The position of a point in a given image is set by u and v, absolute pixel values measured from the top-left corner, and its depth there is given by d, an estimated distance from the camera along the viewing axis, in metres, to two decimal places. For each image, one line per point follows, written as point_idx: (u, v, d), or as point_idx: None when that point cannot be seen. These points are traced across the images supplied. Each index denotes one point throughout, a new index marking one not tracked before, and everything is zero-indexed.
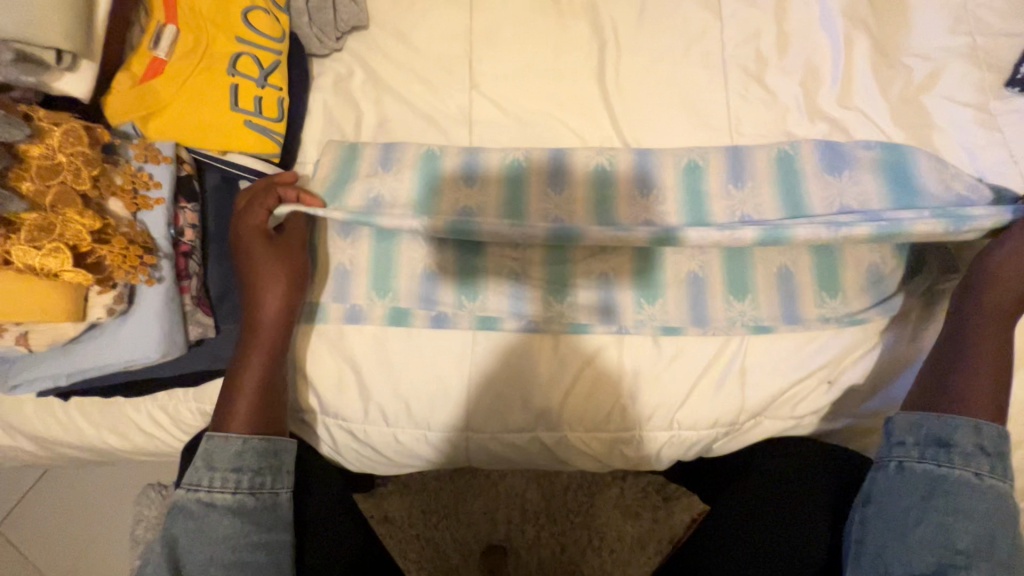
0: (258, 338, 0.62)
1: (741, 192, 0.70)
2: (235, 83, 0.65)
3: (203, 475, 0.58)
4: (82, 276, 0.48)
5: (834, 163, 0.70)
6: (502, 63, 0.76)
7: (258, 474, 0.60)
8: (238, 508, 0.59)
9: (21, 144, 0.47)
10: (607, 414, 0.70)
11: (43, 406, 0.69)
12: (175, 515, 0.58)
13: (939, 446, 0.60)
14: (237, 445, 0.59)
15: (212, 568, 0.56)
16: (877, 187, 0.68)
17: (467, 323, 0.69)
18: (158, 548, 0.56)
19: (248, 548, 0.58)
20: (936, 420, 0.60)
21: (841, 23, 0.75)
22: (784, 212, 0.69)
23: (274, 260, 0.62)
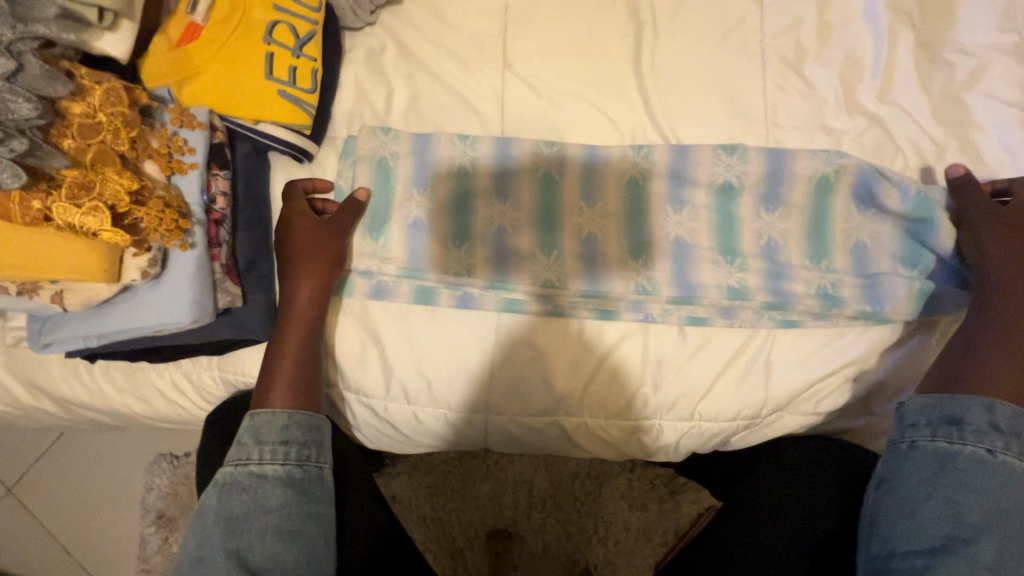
0: (294, 322, 0.65)
1: (771, 217, 0.70)
2: (270, 52, 0.64)
3: (253, 449, 0.62)
4: (118, 236, 0.48)
5: (864, 200, 0.68)
6: (536, 43, 0.75)
7: (303, 447, 0.63)
8: (288, 479, 0.61)
9: (63, 100, 0.46)
10: (629, 402, 0.70)
11: (68, 368, 0.69)
12: (228, 490, 0.60)
13: (951, 425, 0.60)
14: (284, 419, 0.62)
15: (272, 535, 0.59)
16: (897, 239, 0.68)
17: (492, 306, 0.69)
18: (214, 522, 0.58)
19: (301, 516, 0.61)
20: (949, 401, 0.60)
21: (885, 16, 0.73)
22: (808, 250, 0.69)
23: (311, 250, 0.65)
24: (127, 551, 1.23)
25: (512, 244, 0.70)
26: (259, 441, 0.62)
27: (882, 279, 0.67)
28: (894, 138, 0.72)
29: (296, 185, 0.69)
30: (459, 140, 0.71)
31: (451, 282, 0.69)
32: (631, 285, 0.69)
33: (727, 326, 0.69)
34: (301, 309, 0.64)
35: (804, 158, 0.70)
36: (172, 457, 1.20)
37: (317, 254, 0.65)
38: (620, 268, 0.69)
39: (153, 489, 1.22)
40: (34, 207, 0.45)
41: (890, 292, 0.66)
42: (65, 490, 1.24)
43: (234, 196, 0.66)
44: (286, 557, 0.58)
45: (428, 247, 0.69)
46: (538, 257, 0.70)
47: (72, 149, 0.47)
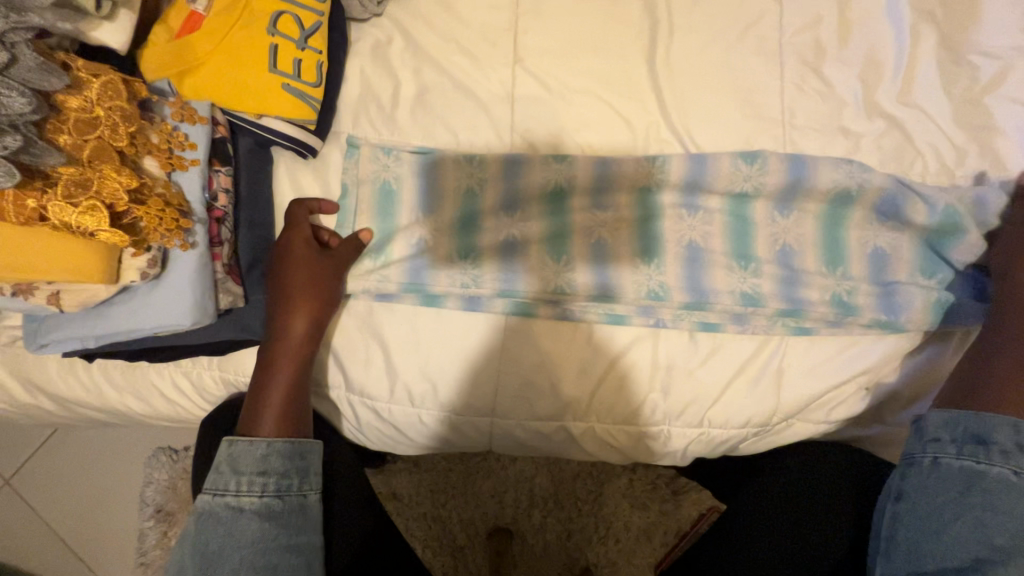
0: (283, 350, 0.62)
1: (786, 222, 0.68)
2: (274, 44, 0.62)
3: (230, 480, 0.58)
4: (117, 237, 0.46)
5: (884, 211, 0.68)
6: (548, 37, 0.73)
7: (284, 478, 0.60)
8: (266, 512, 0.58)
9: (59, 94, 0.44)
10: (637, 408, 0.69)
11: (66, 367, 0.68)
12: (204, 522, 0.57)
13: (977, 443, 0.57)
14: (264, 448, 0.59)
15: (244, 570, 0.55)
16: (915, 251, 0.67)
17: (500, 309, 0.68)
18: (188, 553, 0.55)
19: (279, 549, 0.57)
20: (975, 418, 0.58)
21: (908, 15, 0.71)
22: (824, 257, 0.67)
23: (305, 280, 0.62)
24: (126, 543, 1.22)
25: (521, 246, 0.68)
26: (238, 471, 0.59)
27: (898, 288, 0.66)
28: (914, 142, 0.70)
29: (302, 204, 0.66)
30: (465, 160, 0.70)
31: (459, 293, 0.67)
32: (642, 290, 0.67)
33: (740, 332, 0.67)
34: (294, 339, 0.62)
35: (823, 165, 0.68)
36: (171, 451, 1.19)
37: (314, 285, 0.62)
38: (631, 273, 0.67)
39: (152, 482, 1.21)
40: (28, 206, 0.43)
41: (906, 302, 0.65)
42: (63, 482, 1.23)
43: (236, 193, 0.64)
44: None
45: (436, 250, 0.68)
46: (547, 261, 0.68)
47: (69, 145, 0.45)
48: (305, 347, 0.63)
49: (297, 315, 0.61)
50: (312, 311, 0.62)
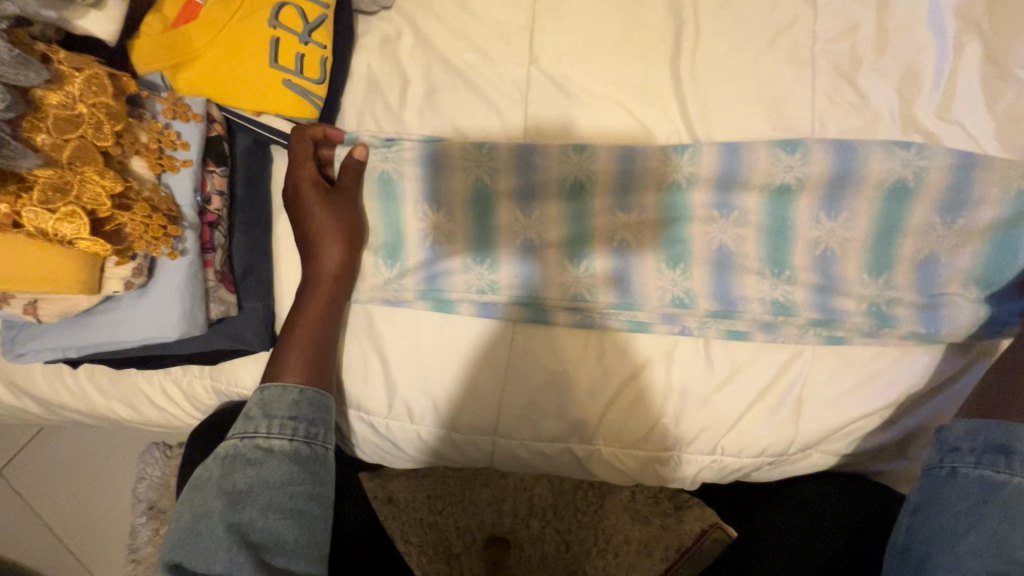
0: (312, 290, 0.61)
1: (832, 224, 0.64)
2: (276, 37, 0.59)
3: (261, 423, 0.56)
4: (98, 246, 0.43)
5: (949, 208, 0.62)
6: (566, 37, 0.69)
7: (313, 424, 0.58)
8: (294, 456, 0.56)
9: (38, 89, 0.40)
10: (647, 432, 0.66)
11: (51, 371, 0.65)
12: (230, 463, 0.54)
13: (998, 452, 0.53)
14: (294, 394, 0.57)
15: (271, 512, 0.52)
16: (977, 255, 0.62)
17: (516, 316, 0.65)
18: (213, 493, 0.52)
19: (303, 496, 0.54)
20: (997, 426, 0.53)
21: (951, 24, 0.67)
22: (869, 265, 0.63)
23: (331, 215, 0.60)
24: (117, 539, 1.22)
25: (539, 249, 0.65)
26: (268, 416, 0.57)
27: (945, 300, 0.62)
28: None
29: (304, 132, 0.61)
30: (475, 150, 0.65)
31: (475, 299, 0.64)
32: (666, 297, 0.64)
33: (760, 357, 0.64)
34: (321, 278, 0.60)
35: (879, 158, 0.62)
36: (163, 448, 1.19)
37: (340, 222, 0.61)
38: (655, 279, 0.64)
39: (145, 478, 1.21)
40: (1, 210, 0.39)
41: (954, 316, 0.62)
42: (56, 476, 1.23)
43: (231, 194, 0.61)
44: (286, 537, 0.52)
45: (450, 253, 0.65)
46: (566, 267, 0.65)
47: (47, 145, 0.41)
48: (332, 291, 0.61)
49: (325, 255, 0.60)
50: (341, 248, 0.60)
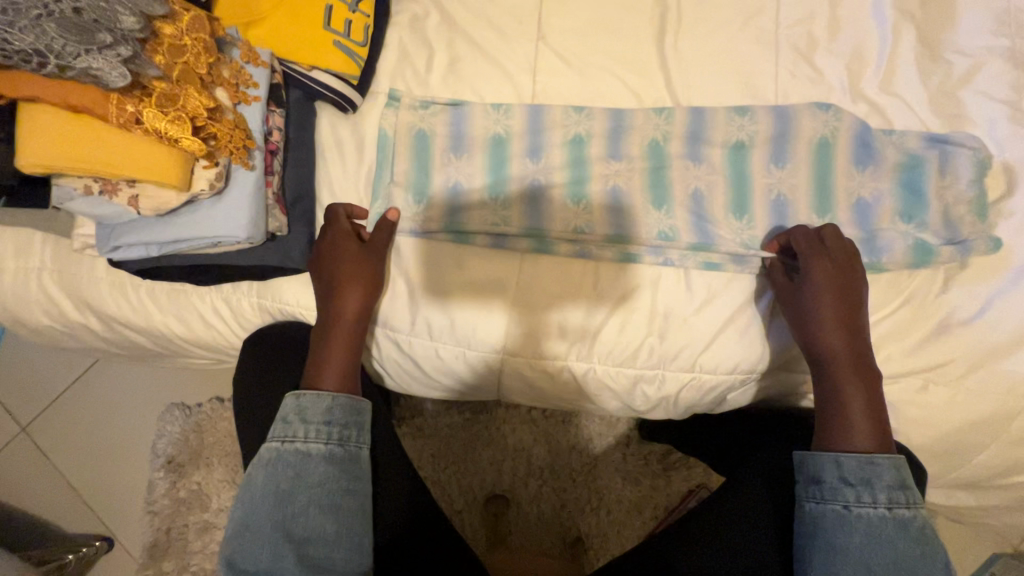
0: (337, 327, 0.71)
1: (781, 173, 0.76)
2: (330, 5, 0.71)
3: (299, 428, 0.68)
4: (196, 145, 0.53)
5: (862, 159, 0.76)
6: (569, 19, 0.81)
7: (345, 427, 0.69)
8: (330, 457, 0.68)
9: (158, 20, 0.51)
10: (636, 350, 0.75)
11: (116, 287, 0.74)
12: (275, 468, 0.67)
13: (814, 483, 0.68)
14: (328, 402, 0.69)
15: (313, 507, 0.66)
16: (893, 194, 0.75)
17: (524, 246, 0.75)
18: (265, 494, 0.66)
19: (339, 492, 0.67)
20: (810, 459, 0.69)
21: (891, 14, 0.80)
22: (813, 209, 0.75)
23: (358, 266, 0.70)
24: (133, 494, 1.28)
25: (546, 192, 0.76)
26: (306, 421, 0.68)
27: (879, 234, 0.74)
28: (894, 125, 0.78)
29: (338, 208, 0.73)
30: (492, 110, 0.78)
31: (489, 231, 0.75)
32: (653, 231, 0.75)
33: (733, 283, 0.75)
34: (345, 317, 0.70)
35: (807, 118, 0.76)
36: (184, 405, 1.27)
37: (363, 271, 0.70)
38: (639, 217, 0.75)
39: (164, 435, 1.28)
40: (127, 110, 0.50)
41: (886, 246, 0.73)
42: (81, 432, 1.30)
43: (285, 134, 0.72)
44: (326, 529, 0.66)
45: (465, 192, 0.76)
46: (568, 205, 0.76)
47: (162, 64, 0.52)
48: (354, 324, 0.71)
49: (348, 298, 0.70)
50: (359, 291, 0.70)
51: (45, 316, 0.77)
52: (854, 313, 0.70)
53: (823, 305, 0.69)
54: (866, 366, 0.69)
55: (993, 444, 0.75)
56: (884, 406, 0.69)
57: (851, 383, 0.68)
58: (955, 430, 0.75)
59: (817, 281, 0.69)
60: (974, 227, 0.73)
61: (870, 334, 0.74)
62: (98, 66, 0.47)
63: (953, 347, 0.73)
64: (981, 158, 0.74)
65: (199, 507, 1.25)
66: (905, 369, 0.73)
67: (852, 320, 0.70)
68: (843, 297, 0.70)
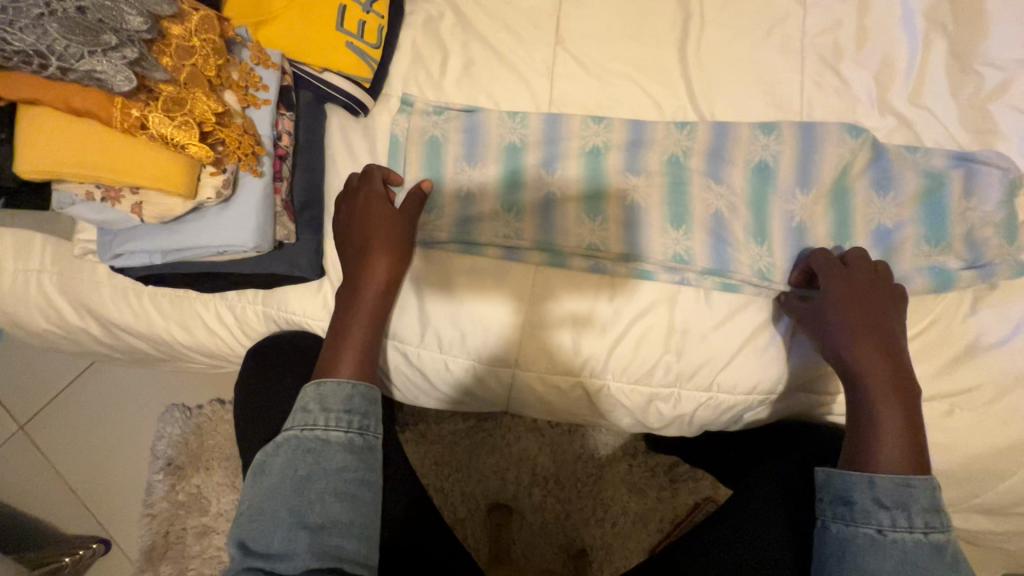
0: (363, 300, 0.68)
1: (806, 200, 0.73)
2: (343, 5, 0.69)
3: (319, 416, 0.62)
4: (204, 151, 0.50)
5: (883, 185, 0.73)
6: (588, 23, 0.79)
7: (365, 416, 0.63)
8: (349, 445, 0.61)
9: (166, 20, 0.49)
10: (651, 367, 0.73)
11: (117, 292, 0.72)
12: (293, 452, 0.60)
13: (844, 504, 0.64)
14: (349, 388, 0.64)
15: (327, 495, 0.58)
16: (915, 219, 0.72)
17: (536, 258, 0.73)
18: (278, 478, 0.58)
19: (354, 482, 0.59)
20: (839, 477, 0.65)
21: (921, 24, 0.77)
22: (831, 237, 0.74)
23: (387, 237, 0.68)
24: (130, 496, 1.26)
25: (561, 203, 0.74)
26: (325, 408, 0.62)
27: (895, 261, 0.72)
28: (922, 139, 0.75)
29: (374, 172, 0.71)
30: (509, 118, 0.75)
31: (500, 243, 0.73)
32: (668, 253, 0.73)
33: (751, 304, 0.73)
34: (372, 290, 0.68)
35: (833, 142, 0.73)
36: (184, 407, 1.25)
37: (393, 243, 0.69)
38: (655, 240, 0.73)
39: (163, 436, 1.26)
40: (132, 114, 0.48)
41: (903, 274, 0.71)
42: (79, 431, 1.28)
43: (295, 138, 0.70)
44: (341, 518, 0.57)
45: (477, 201, 0.74)
46: (583, 220, 0.74)
47: (170, 66, 0.50)
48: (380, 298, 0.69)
49: (377, 269, 0.68)
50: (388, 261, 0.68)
51: (44, 319, 0.75)
52: (886, 332, 0.67)
53: (851, 327, 0.67)
54: (903, 387, 0.66)
55: (1019, 471, 0.73)
56: (923, 429, 0.65)
57: (885, 407, 0.65)
58: (978, 455, 0.72)
59: (841, 302, 0.67)
60: (1001, 249, 0.71)
61: None
62: (102, 69, 0.45)
63: (979, 370, 0.70)
64: (1009, 180, 0.71)
65: (198, 511, 1.23)
66: (929, 393, 0.71)
67: (885, 341, 0.67)
68: (871, 317, 0.67)
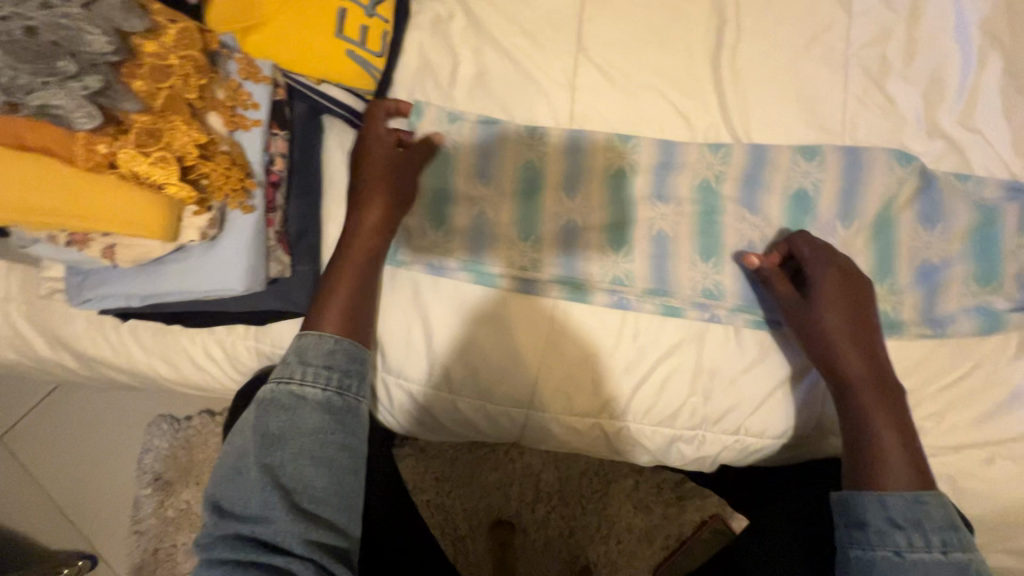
0: (354, 244, 0.62)
1: (845, 233, 0.68)
2: (342, 6, 0.61)
3: (296, 370, 0.56)
4: (184, 193, 0.45)
5: (931, 217, 0.68)
6: (612, 28, 0.71)
7: (347, 375, 0.58)
8: (327, 405, 0.56)
9: (137, 36, 0.43)
10: (676, 410, 0.68)
11: (94, 324, 0.65)
12: (267, 407, 0.55)
13: (857, 526, 0.58)
14: (332, 343, 0.58)
15: (302, 458, 0.53)
16: (964, 255, 0.68)
17: (557, 293, 0.67)
18: (250, 436, 0.54)
19: (331, 446, 0.54)
20: (849, 499, 0.59)
21: (977, 37, 0.70)
22: (874, 273, 0.68)
23: (384, 178, 0.63)
24: (116, 511, 1.21)
25: (580, 229, 0.69)
26: (304, 362, 0.57)
27: (943, 300, 0.68)
28: (972, 166, 0.69)
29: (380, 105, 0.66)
30: (526, 134, 0.69)
31: (517, 274, 0.67)
32: (697, 287, 0.68)
33: (786, 342, 0.68)
34: (365, 232, 0.62)
35: (879, 169, 0.68)
36: (172, 420, 1.19)
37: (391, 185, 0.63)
38: (683, 277, 0.68)
39: (150, 450, 1.21)
40: (99, 150, 0.42)
41: (951, 315, 0.67)
42: (61, 444, 1.22)
43: (289, 159, 0.62)
44: (315, 484, 0.53)
45: (491, 225, 0.68)
46: (605, 251, 0.68)
47: (143, 91, 0.43)
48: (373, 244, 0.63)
49: (370, 210, 0.62)
50: (380, 205, 0.62)
51: (12, 351, 0.69)
52: (867, 330, 0.63)
53: (836, 318, 0.63)
54: (890, 390, 0.62)
55: None
56: (916, 436, 0.61)
57: (878, 412, 0.61)
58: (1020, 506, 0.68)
59: (827, 292, 0.63)
60: None
61: (934, 403, 0.67)
62: (60, 103, 0.39)
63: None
64: None
65: (189, 527, 1.18)
66: (970, 441, 0.67)
67: (869, 337, 0.63)
68: (858, 312, 0.63)
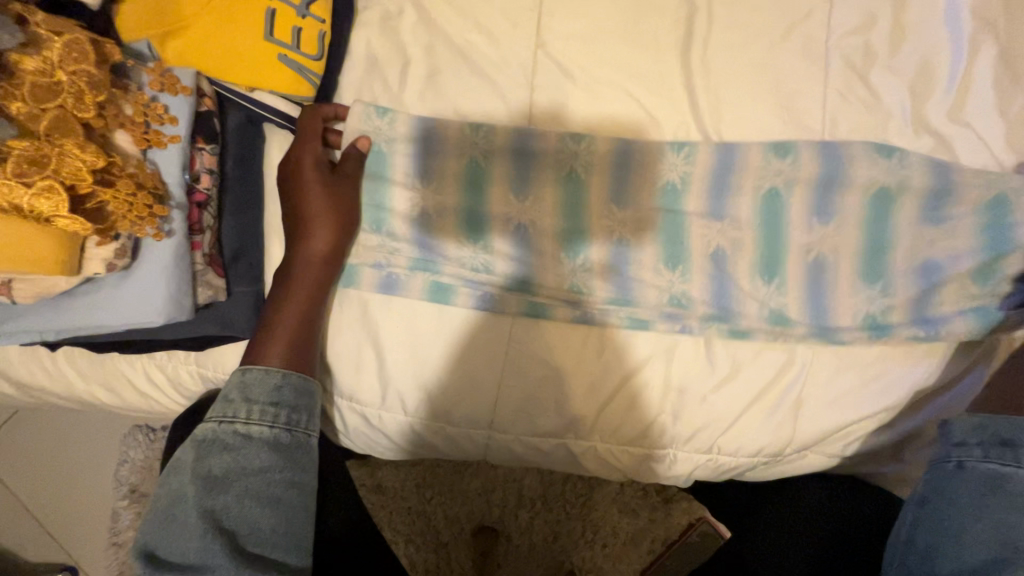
0: (300, 275, 0.58)
1: (824, 229, 0.64)
2: (271, 8, 0.59)
3: (241, 407, 0.53)
4: (77, 225, 0.46)
5: (932, 213, 0.62)
6: (574, 20, 0.66)
7: (295, 411, 0.55)
8: (274, 443, 0.53)
9: (14, 53, 0.44)
10: (645, 429, 0.65)
11: (29, 352, 0.63)
12: (208, 447, 0.52)
13: (1003, 445, 0.53)
14: (277, 378, 0.54)
15: (249, 500, 0.50)
16: (973, 252, 0.62)
17: (516, 307, 0.63)
18: (189, 477, 0.50)
19: (280, 485, 0.52)
20: (1003, 420, 0.53)
21: (969, 22, 0.64)
22: (864, 274, 0.63)
23: (329, 200, 0.59)
24: (93, 524, 1.19)
25: (539, 236, 0.64)
26: (249, 399, 0.54)
27: (936, 302, 0.63)
28: (961, 163, 0.64)
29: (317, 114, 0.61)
30: (472, 132, 0.63)
31: (472, 287, 0.63)
32: (665, 296, 0.64)
33: (760, 357, 0.64)
34: (310, 262, 0.58)
35: (863, 164, 0.63)
36: (147, 430, 1.18)
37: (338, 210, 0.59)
38: (649, 275, 0.64)
39: (126, 461, 1.19)
40: None
41: (943, 317, 0.63)
42: (35, 457, 1.20)
43: (221, 174, 0.59)
44: (262, 525, 0.50)
45: (447, 230, 0.63)
46: (562, 260, 0.64)
47: (22, 114, 0.44)
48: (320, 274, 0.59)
49: (314, 235, 0.58)
50: (330, 228, 0.59)
51: None
52: None
53: None
54: None
55: None
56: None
57: None
58: None
59: None
60: None
61: None
62: None
63: None
64: None
65: None
66: None
67: None
68: None
